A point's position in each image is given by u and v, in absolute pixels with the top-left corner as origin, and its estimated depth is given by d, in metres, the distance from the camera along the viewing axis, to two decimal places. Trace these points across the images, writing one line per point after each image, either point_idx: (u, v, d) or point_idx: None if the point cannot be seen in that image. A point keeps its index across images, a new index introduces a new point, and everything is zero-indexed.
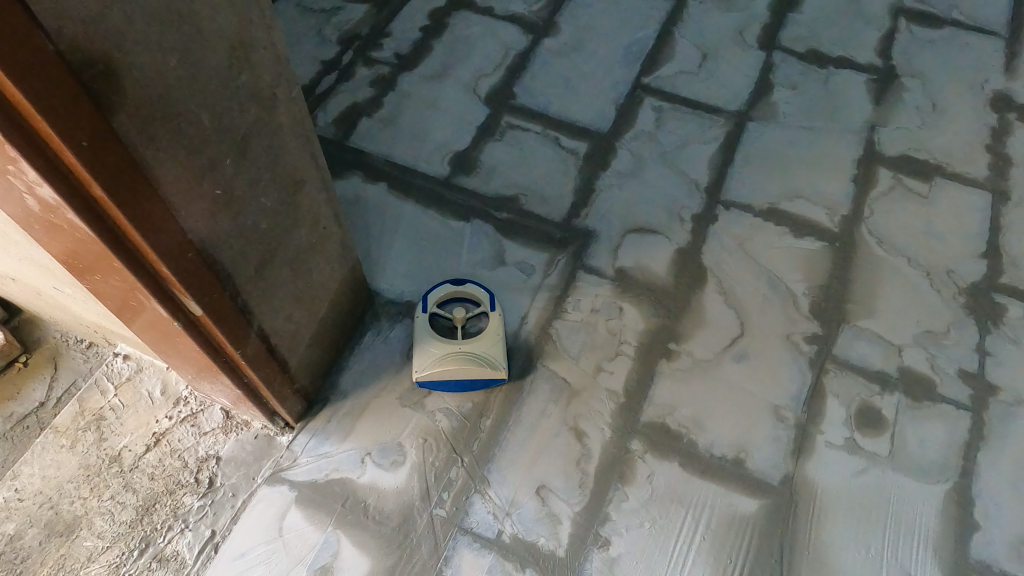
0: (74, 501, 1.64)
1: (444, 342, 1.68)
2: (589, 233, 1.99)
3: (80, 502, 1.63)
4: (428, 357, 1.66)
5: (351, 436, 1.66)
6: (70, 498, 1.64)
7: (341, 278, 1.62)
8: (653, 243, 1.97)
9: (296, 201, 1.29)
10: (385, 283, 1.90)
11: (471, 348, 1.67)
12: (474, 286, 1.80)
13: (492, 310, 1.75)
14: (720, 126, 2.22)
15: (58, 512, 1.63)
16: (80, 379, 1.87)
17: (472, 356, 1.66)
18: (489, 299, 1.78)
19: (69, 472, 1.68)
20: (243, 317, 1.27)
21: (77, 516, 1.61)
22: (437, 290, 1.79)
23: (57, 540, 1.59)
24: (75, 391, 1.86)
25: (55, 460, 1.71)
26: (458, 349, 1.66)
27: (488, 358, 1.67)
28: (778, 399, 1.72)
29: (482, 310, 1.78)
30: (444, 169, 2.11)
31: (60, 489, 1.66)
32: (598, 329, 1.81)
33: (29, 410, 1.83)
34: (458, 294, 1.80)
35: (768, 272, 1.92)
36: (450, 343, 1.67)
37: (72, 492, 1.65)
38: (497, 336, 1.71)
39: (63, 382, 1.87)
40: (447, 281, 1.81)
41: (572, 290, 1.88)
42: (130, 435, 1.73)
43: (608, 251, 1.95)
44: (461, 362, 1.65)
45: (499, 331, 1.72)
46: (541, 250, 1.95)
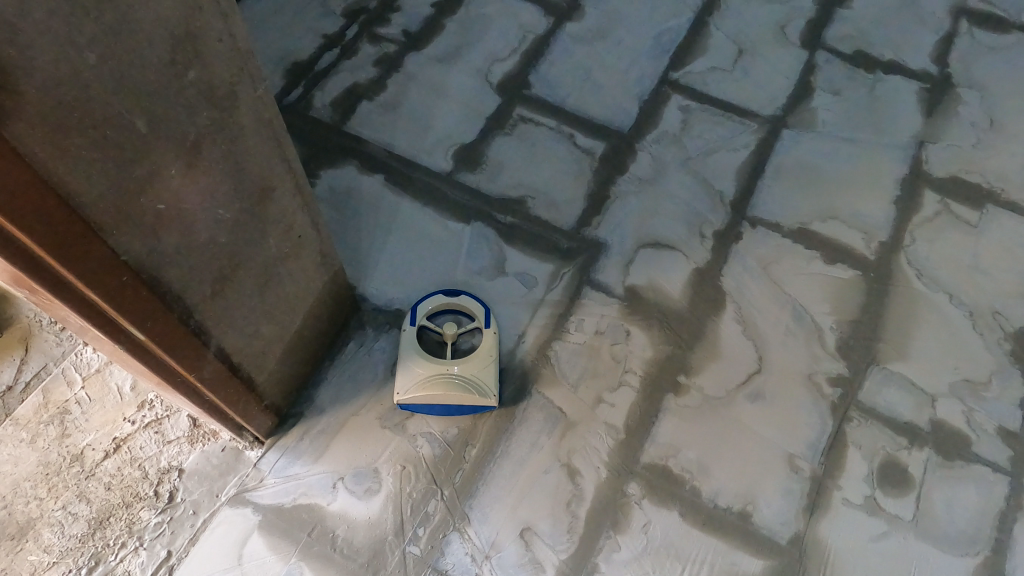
0: (28, 502, 1.52)
1: (432, 362, 1.54)
2: (600, 244, 1.82)
3: (36, 504, 1.52)
4: (413, 379, 1.52)
5: (324, 458, 1.53)
6: (25, 499, 1.52)
7: (321, 287, 1.47)
8: (669, 260, 1.80)
9: (264, 210, 1.14)
10: (374, 287, 1.74)
11: (461, 371, 1.53)
12: (470, 299, 1.65)
13: (486, 328, 1.61)
14: (751, 132, 2.02)
15: (12, 513, 1.51)
16: (52, 364, 1.71)
17: (462, 380, 1.52)
18: (484, 315, 1.63)
19: (26, 469, 1.56)
20: (198, 338, 1.12)
21: (31, 518, 1.50)
22: (428, 301, 1.64)
23: (5, 545, 1.48)
24: (46, 375, 1.70)
25: (13, 455, 1.58)
26: (444, 372, 1.52)
27: (479, 384, 1.52)
28: (793, 446, 1.56)
29: (476, 326, 1.64)
30: (446, 164, 1.94)
31: (15, 488, 1.54)
32: (601, 354, 1.66)
33: None
34: (450, 306, 1.66)
35: (793, 301, 1.75)
36: (439, 364, 1.53)
37: (27, 492, 1.53)
38: (490, 358, 1.57)
39: (34, 365, 1.71)
40: (440, 291, 1.66)
41: (576, 308, 1.72)
42: (94, 433, 1.61)
43: (619, 266, 1.78)
44: (449, 387, 1.51)
45: (493, 352, 1.58)
46: (546, 261, 1.79)
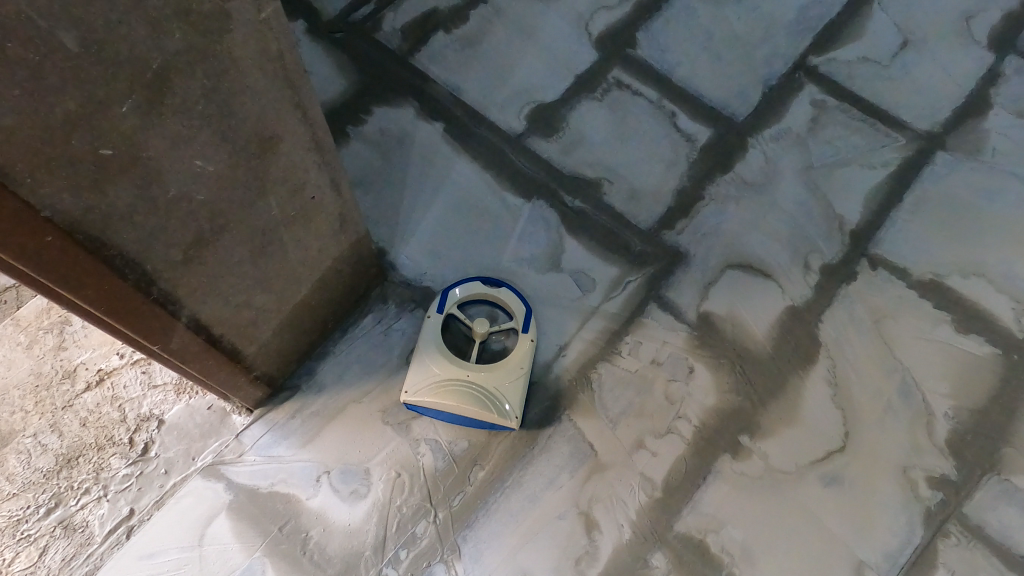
0: (14, 412, 1.37)
1: (452, 362, 1.32)
2: (679, 254, 1.51)
3: (20, 416, 1.36)
4: (426, 378, 1.31)
5: (312, 445, 1.34)
6: (11, 408, 1.37)
7: (339, 255, 1.24)
8: (758, 290, 1.48)
9: (264, 165, 0.90)
10: (407, 257, 1.51)
11: (482, 381, 1.31)
12: (511, 293, 1.42)
13: (523, 332, 1.38)
14: (897, 147, 1.63)
15: None
16: None
17: (481, 391, 1.30)
18: (524, 316, 1.40)
19: (18, 376, 1.40)
20: (162, 308, 0.92)
21: (12, 430, 1.35)
22: (463, 286, 1.42)
23: None
24: None
25: (7, 357, 1.42)
26: (465, 379, 1.30)
27: (501, 399, 1.30)
28: (866, 552, 1.27)
29: (512, 327, 1.41)
30: (518, 124, 1.64)
31: (4, 394, 1.38)
32: (652, 389, 1.39)
33: (10, 283, 1.54)
34: (487, 297, 1.43)
35: (905, 370, 1.41)
36: (459, 367, 1.32)
37: (14, 401, 1.38)
38: (520, 370, 1.33)
39: None
40: (478, 278, 1.43)
41: (633, 327, 1.44)
42: (91, 352, 1.43)
43: (697, 286, 1.49)
44: (466, 396, 1.29)
45: (525, 363, 1.34)
46: (611, 264, 1.50)
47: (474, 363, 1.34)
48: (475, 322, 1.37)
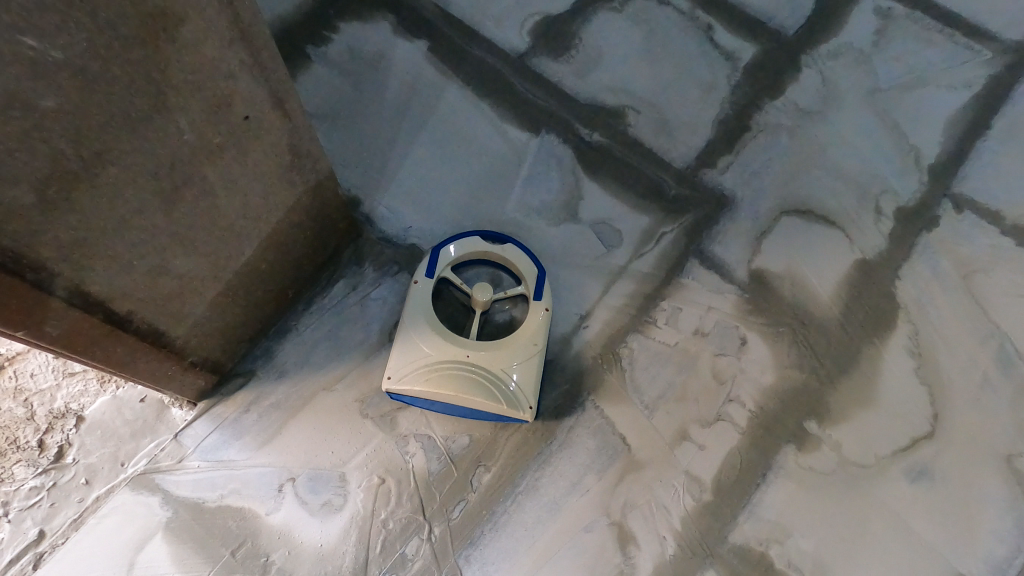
0: None
1: (448, 341, 1.04)
2: (722, 200, 1.23)
3: None
4: (415, 362, 1.03)
5: (271, 445, 1.06)
6: None
7: (294, 203, 0.94)
8: (820, 240, 1.21)
9: (156, 57, 0.59)
10: (387, 208, 1.21)
11: (487, 364, 1.03)
12: (519, 251, 1.13)
13: (536, 300, 1.10)
14: (983, 63, 1.34)
15: None
16: None
17: (487, 377, 1.02)
18: (536, 279, 1.12)
19: None
20: (17, 277, 0.62)
21: None
22: (457, 243, 1.13)
23: None
24: None
25: None
26: (464, 362, 1.03)
27: (512, 386, 1.03)
28: (967, 564, 1.02)
29: (521, 294, 1.12)
30: (520, 41, 1.33)
31: None
32: (695, 366, 1.13)
33: None
34: (488, 256, 1.14)
35: (1004, 336, 1.15)
36: (457, 347, 1.04)
37: None
38: (534, 348, 1.06)
39: None
40: (477, 231, 1.14)
41: (670, 290, 1.17)
42: None
43: (745, 238, 1.21)
44: (468, 384, 1.01)
45: (540, 339, 1.07)
46: (640, 213, 1.22)
47: (476, 341, 1.06)
48: (475, 289, 1.09)
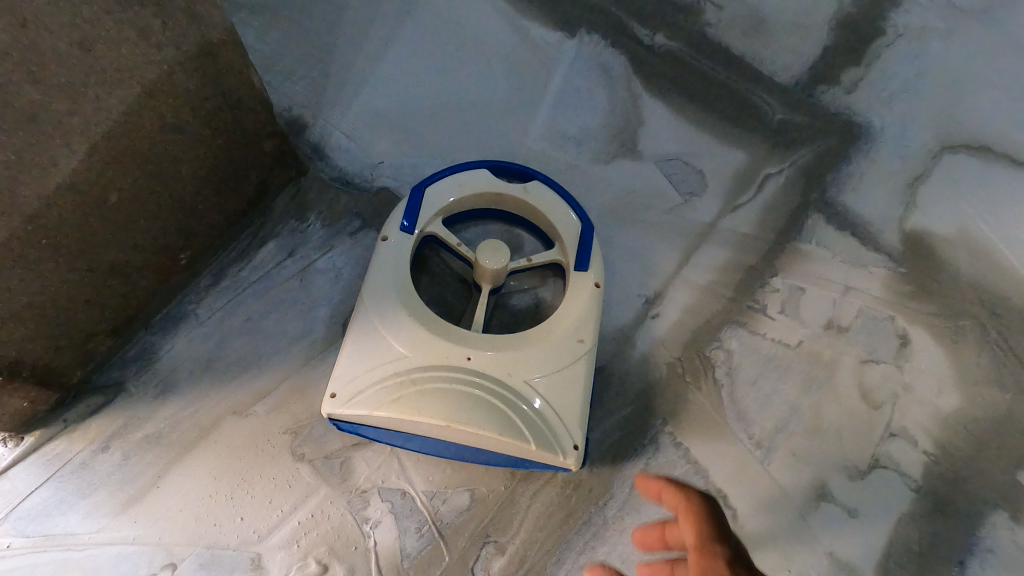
0: None
1: (436, 334, 0.62)
2: (852, 131, 0.83)
3: None
4: (380, 370, 0.60)
5: (140, 507, 0.63)
6: None
7: (162, 81, 0.52)
8: (1007, 188, 0.79)
9: None
10: (348, 136, 0.80)
11: (503, 374, 0.61)
12: (552, 194, 0.71)
13: (582, 270, 0.68)
14: None
15: None
16: None
17: (503, 396, 0.60)
18: (580, 238, 0.69)
19: None
20: None
21: None
22: (453, 179, 0.71)
23: None
24: None
25: None
26: (464, 371, 0.61)
27: (544, 412, 0.60)
28: None
29: (554, 262, 0.71)
30: None
31: None
32: (831, 379, 0.71)
33: None
34: (502, 204, 0.73)
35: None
36: (452, 344, 0.62)
37: None
38: (582, 349, 0.63)
39: None
40: (484, 163, 0.72)
41: (783, 262, 0.76)
42: None
43: (893, 185, 0.80)
44: (469, 407, 0.59)
45: (591, 333, 0.65)
46: (728, 150, 0.82)
47: (483, 334, 0.63)
48: (482, 250, 0.67)
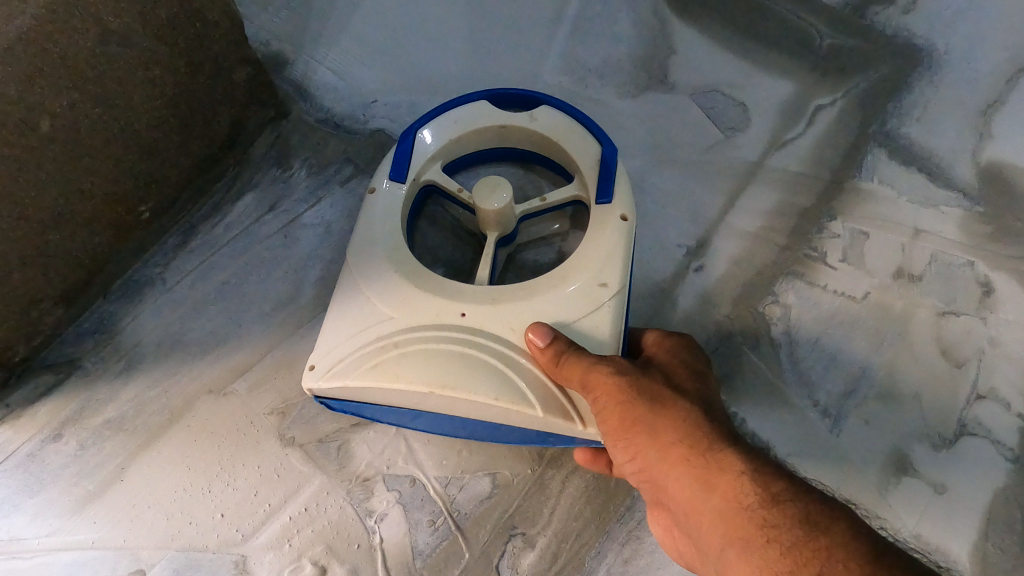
0: None
1: (424, 289, 0.51)
2: (914, 54, 0.72)
3: None
4: (363, 337, 0.50)
5: (99, 506, 0.53)
6: None
7: None
8: None
9: None
10: (337, 73, 0.69)
11: (502, 329, 0.49)
12: (565, 119, 0.59)
13: (604, 202, 0.55)
14: None
15: None
16: None
17: (507, 356, 0.48)
18: (600, 166, 0.57)
19: None
20: None
21: None
22: (450, 114, 0.60)
23: None
24: None
25: None
26: (453, 329, 0.49)
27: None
28: None
29: (573, 200, 0.59)
30: None
31: None
32: (906, 335, 0.61)
33: None
34: (510, 138, 0.62)
35: None
36: (444, 299, 0.50)
37: None
38: (605, 294, 0.51)
39: None
40: (484, 92, 0.61)
41: (843, 203, 0.66)
42: None
43: (963, 113, 0.70)
44: (464, 373, 0.47)
45: (618, 275, 0.52)
46: (771, 80, 0.72)
47: (483, 286, 0.52)
48: (478, 191, 0.56)
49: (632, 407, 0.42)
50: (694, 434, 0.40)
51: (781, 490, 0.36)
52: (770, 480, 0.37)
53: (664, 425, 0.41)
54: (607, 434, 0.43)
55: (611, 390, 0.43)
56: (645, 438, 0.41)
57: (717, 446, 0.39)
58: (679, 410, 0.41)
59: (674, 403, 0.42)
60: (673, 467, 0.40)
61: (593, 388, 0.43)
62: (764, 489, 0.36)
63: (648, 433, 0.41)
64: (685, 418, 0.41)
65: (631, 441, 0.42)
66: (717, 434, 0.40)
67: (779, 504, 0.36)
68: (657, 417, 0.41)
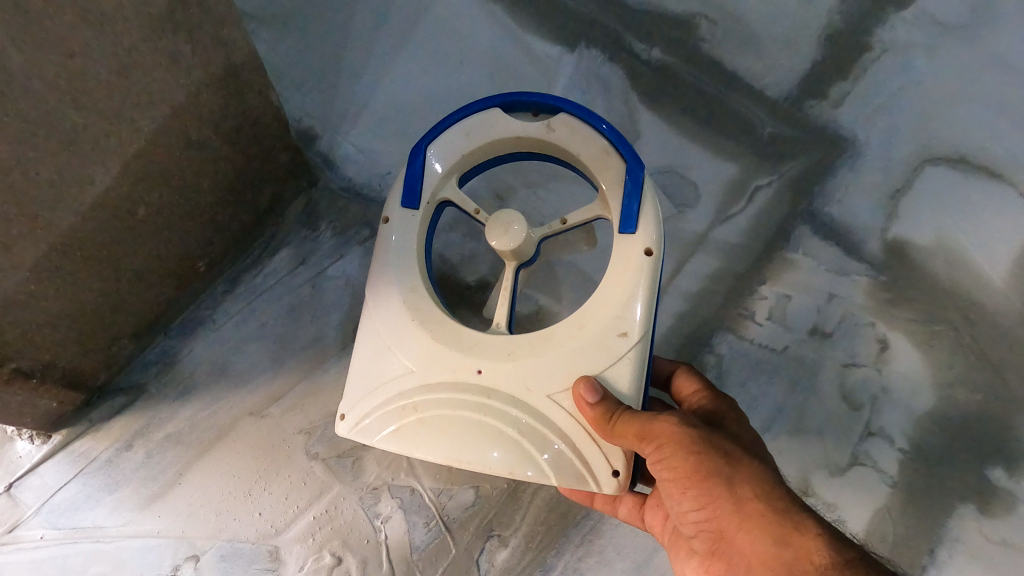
0: None
1: (443, 344, 0.56)
2: (838, 144, 0.86)
3: None
4: (387, 389, 0.57)
5: (163, 503, 0.67)
6: None
7: (186, 103, 0.55)
8: (985, 200, 0.83)
9: None
10: (357, 147, 0.83)
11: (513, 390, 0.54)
12: (580, 134, 0.59)
13: (628, 232, 0.56)
14: None
15: None
16: None
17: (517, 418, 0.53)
18: (621, 189, 0.58)
19: None
20: None
21: None
22: (458, 128, 0.62)
23: None
24: None
25: None
26: (466, 393, 0.54)
27: (570, 429, 0.53)
28: None
29: (596, 217, 0.61)
30: None
31: None
32: (815, 383, 0.75)
33: None
34: (526, 146, 0.62)
35: None
36: (462, 356, 0.55)
37: None
38: (625, 346, 0.53)
39: None
40: (493, 100, 0.61)
41: (771, 271, 0.80)
42: None
43: (875, 196, 0.84)
44: (477, 438, 0.53)
45: (638, 323, 0.54)
46: (719, 162, 0.86)
47: (501, 338, 0.56)
48: (493, 229, 0.60)
49: (709, 460, 0.48)
50: (768, 491, 0.47)
51: (846, 550, 0.44)
52: (837, 541, 0.44)
53: (741, 483, 0.47)
54: (677, 480, 0.50)
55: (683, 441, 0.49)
56: (722, 489, 0.48)
57: (788, 507, 0.46)
58: (751, 466, 0.48)
59: (746, 460, 0.49)
60: (745, 523, 0.47)
61: (663, 436, 0.49)
62: (833, 547, 0.44)
63: (726, 484, 0.48)
64: (756, 473, 0.48)
65: (707, 489, 0.48)
66: (785, 493, 0.47)
67: (847, 563, 0.43)
68: (735, 471, 0.48)
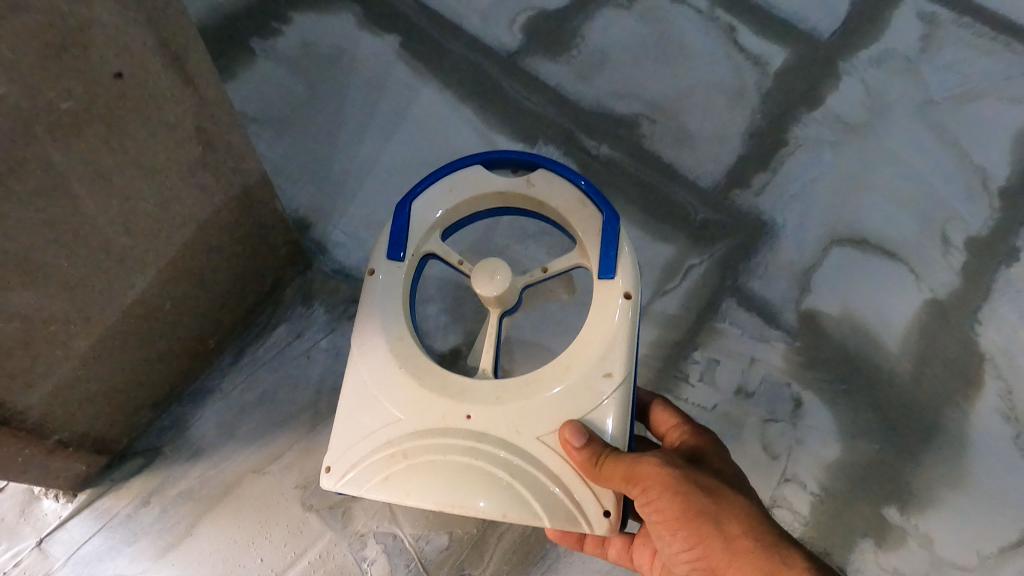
0: None
1: (434, 394, 0.64)
2: (758, 228, 1.01)
3: None
4: (374, 439, 0.64)
5: (176, 552, 0.77)
6: None
7: (211, 218, 0.68)
8: (880, 276, 0.98)
9: None
10: (346, 234, 0.96)
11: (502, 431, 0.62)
12: (556, 187, 0.72)
13: (607, 278, 0.68)
14: None
15: None
16: None
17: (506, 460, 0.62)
18: (599, 235, 0.70)
19: None
20: None
21: None
22: (445, 186, 0.73)
23: None
24: None
25: None
26: (454, 438, 0.62)
27: (560, 470, 0.61)
28: None
29: (575, 264, 0.73)
30: (512, 40, 1.11)
31: None
32: (740, 435, 0.88)
33: None
34: (508, 200, 0.74)
35: None
36: (455, 403, 0.64)
37: None
38: (607, 386, 0.64)
39: None
40: (477, 160, 0.73)
41: (702, 339, 0.94)
42: None
43: (790, 272, 0.99)
44: (471, 482, 0.61)
45: (620, 366, 0.64)
46: (659, 243, 1.00)
47: (490, 385, 0.65)
48: (478, 277, 0.70)
49: (699, 501, 0.57)
50: (749, 524, 0.57)
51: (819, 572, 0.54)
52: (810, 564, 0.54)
53: (728, 520, 0.57)
54: (671, 520, 0.58)
55: (670, 489, 0.58)
56: (711, 526, 0.57)
57: (769, 538, 0.56)
58: (734, 503, 0.58)
59: (730, 499, 0.58)
60: (735, 556, 0.56)
61: (653, 480, 0.58)
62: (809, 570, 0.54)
63: (714, 521, 0.57)
64: (740, 513, 0.57)
65: (698, 526, 0.57)
66: (763, 524, 0.57)
67: None
68: (721, 510, 0.57)
